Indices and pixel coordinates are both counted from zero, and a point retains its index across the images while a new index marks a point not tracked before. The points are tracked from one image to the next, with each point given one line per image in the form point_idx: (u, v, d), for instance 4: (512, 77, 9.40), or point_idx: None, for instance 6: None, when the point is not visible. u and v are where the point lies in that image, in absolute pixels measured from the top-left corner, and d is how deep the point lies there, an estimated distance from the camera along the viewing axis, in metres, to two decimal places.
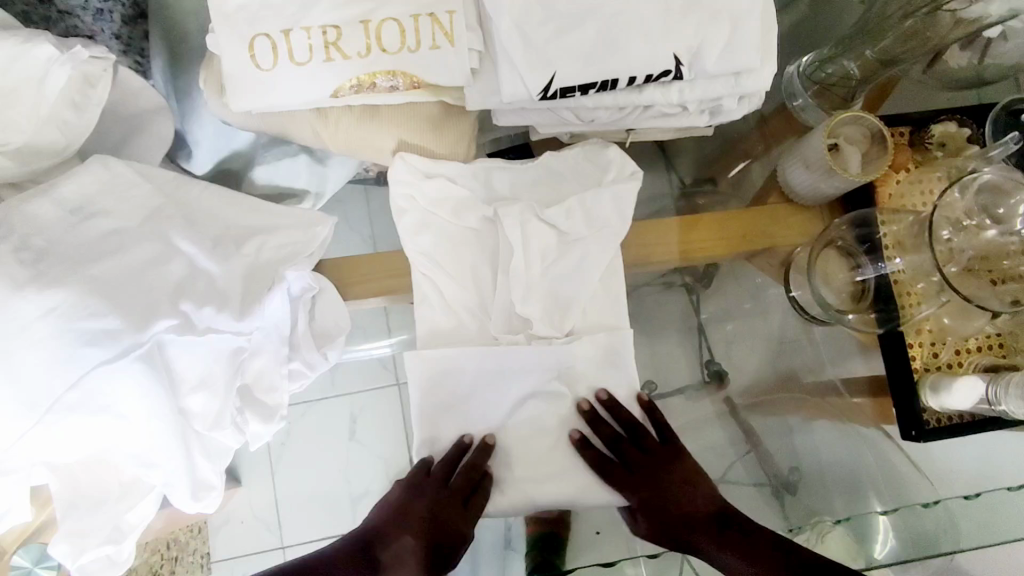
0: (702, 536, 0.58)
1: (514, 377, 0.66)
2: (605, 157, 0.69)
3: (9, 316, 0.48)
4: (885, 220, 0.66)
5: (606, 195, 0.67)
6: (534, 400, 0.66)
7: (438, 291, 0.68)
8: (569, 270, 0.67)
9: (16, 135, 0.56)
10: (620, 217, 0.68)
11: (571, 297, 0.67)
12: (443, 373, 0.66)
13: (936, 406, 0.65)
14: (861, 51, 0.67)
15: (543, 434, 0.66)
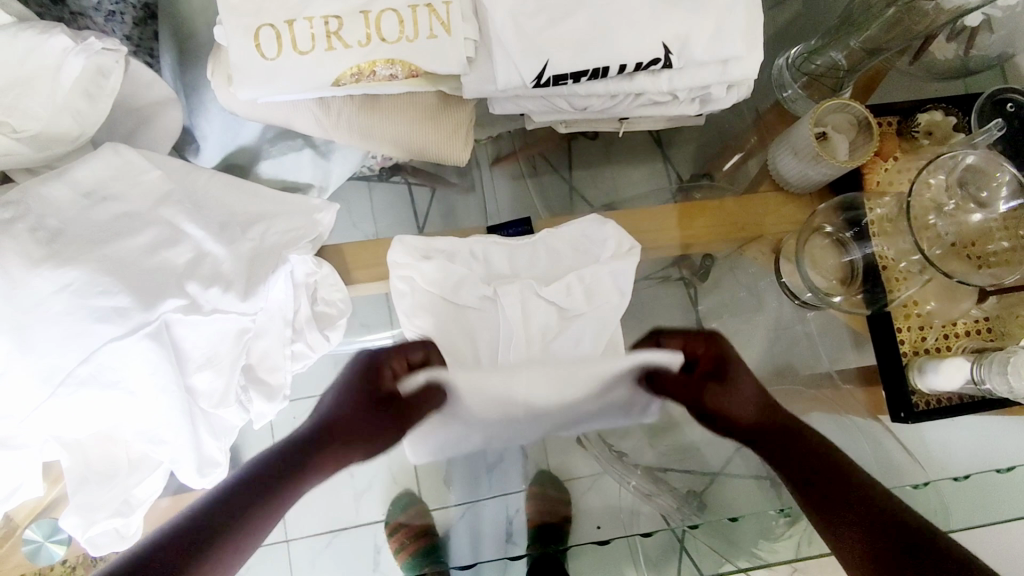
0: (780, 456, 0.57)
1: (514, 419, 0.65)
2: (602, 233, 0.74)
3: (25, 291, 0.50)
4: (872, 204, 0.68)
5: (605, 272, 0.71)
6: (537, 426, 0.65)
7: None
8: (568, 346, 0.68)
9: (33, 123, 0.59)
10: (620, 293, 0.71)
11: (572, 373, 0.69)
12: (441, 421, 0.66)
13: (924, 388, 0.67)
14: (848, 42, 0.70)
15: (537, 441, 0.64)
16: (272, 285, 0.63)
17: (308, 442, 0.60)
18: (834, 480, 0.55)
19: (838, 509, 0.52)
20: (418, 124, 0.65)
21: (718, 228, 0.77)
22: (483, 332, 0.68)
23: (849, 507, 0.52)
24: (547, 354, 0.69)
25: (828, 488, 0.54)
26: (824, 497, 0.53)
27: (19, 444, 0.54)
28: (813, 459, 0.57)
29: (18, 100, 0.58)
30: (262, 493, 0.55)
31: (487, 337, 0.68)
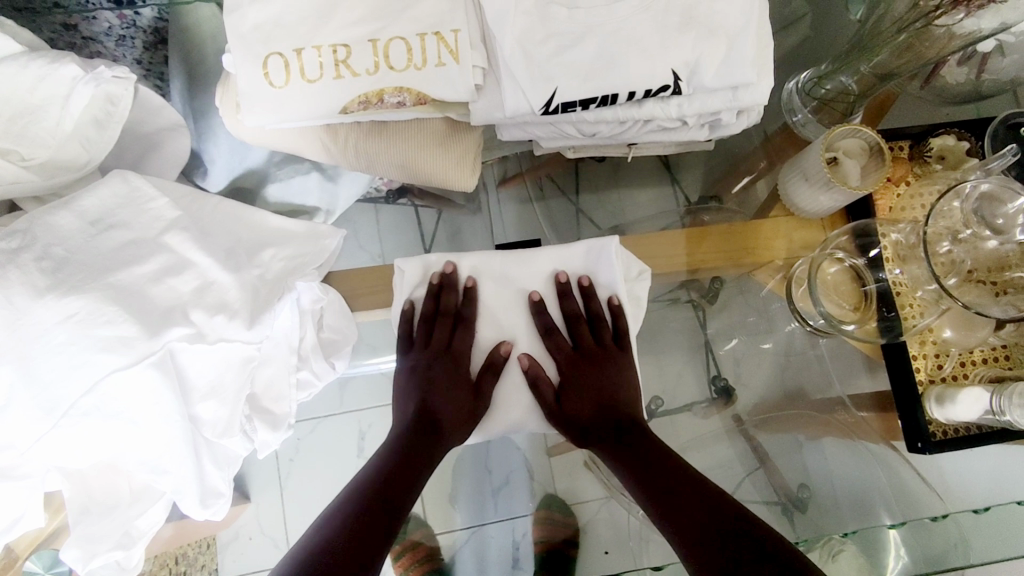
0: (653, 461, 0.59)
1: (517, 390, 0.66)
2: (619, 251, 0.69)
3: (30, 321, 0.50)
4: (885, 231, 0.67)
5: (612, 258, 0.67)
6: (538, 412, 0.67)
7: None
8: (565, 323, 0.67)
9: (41, 150, 0.59)
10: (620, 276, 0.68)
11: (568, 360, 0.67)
12: None
13: (941, 418, 0.65)
14: (857, 67, 0.69)
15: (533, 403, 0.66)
16: (278, 314, 0.64)
17: (409, 431, 0.62)
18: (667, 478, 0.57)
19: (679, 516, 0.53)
20: (425, 150, 0.65)
21: (727, 254, 0.74)
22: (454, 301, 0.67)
23: (697, 509, 0.53)
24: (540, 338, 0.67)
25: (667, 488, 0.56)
26: (664, 498, 0.55)
27: (22, 474, 0.54)
28: (660, 469, 0.58)
29: (28, 129, 0.58)
30: (364, 493, 0.55)
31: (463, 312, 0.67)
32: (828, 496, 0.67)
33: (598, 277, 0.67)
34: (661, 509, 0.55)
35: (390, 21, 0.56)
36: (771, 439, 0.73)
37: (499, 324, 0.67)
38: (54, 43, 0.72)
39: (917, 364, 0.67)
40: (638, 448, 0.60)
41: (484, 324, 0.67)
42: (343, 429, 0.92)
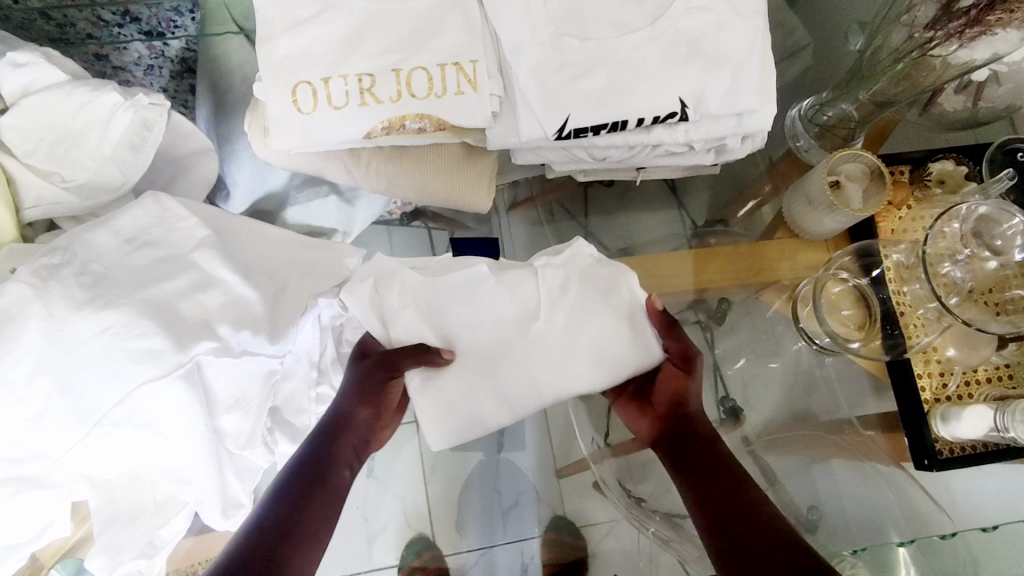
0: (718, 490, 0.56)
1: (532, 353, 0.63)
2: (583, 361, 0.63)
3: (69, 333, 0.52)
4: (887, 250, 0.69)
5: (566, 360, 0.63)
6: (527, 362, 0.63)
7: (493, 311, 0.64)
8: (518, 360, 0.63)
9: (81, 172, 0.62)
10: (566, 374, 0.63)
11: (504, 377, 0.62)
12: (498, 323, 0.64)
13: (948, 436, 0.66)
14: (856, 95, 0.71)
15: (527, 355, 0.63)
16: (299, 329, 0.66)
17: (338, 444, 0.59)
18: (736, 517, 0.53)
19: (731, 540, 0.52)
20: (443, 173, 0.68)
21: (732, 275, 0.78)
22: (497, 309, 0.64)
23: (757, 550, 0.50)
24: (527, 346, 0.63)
25: (734, 527, 0.53)
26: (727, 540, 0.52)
27: (53, 483, 0.56)
28: (725, 496, 0.55)
29: (69, 152, 0.61)
30: (290, 504, 0.53)
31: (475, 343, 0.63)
32: (839, 521, 0.66)
33: (592, 354, 0.63)
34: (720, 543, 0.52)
35: (412, 52, 0.59)
36: (780, 461, 0.71)
37: (590, 322, 0.64)
38: (85, 69, 0.77)
39: (922, 383, 0.68)
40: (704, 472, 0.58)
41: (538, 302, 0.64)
42: None
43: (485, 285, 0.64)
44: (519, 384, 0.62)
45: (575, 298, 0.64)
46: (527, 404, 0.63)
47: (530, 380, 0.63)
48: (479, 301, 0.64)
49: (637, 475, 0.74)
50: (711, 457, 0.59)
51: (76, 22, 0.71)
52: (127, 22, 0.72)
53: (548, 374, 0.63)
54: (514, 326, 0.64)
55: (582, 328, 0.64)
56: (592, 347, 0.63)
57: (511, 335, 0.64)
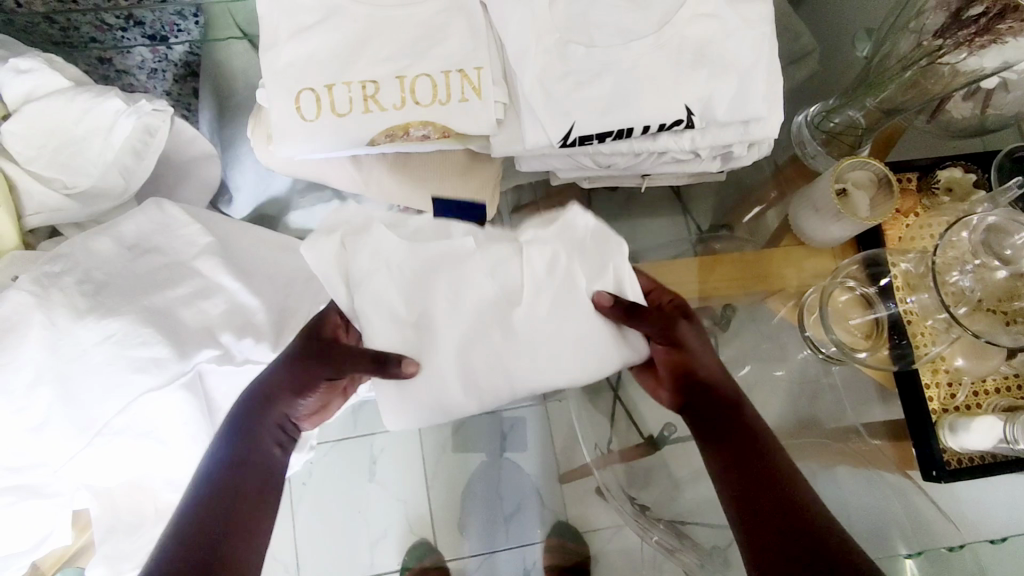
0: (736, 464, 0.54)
1: (503, 341, 0.53)
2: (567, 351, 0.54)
3: (69, 341, 0.51)
4: (895, 260, 0.67)
5: (547, 351, 0.54)
6: (495, 349, 0.53)
7: (468, 291, 0.54)
8: (490, 347, 0.53)
9: (84, 179, 0.62)
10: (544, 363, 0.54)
11: (472, 367, 0.53)
12: (476, 304, 0.54)
13: (955, 447, 0.65)
14: (863, 102, 0.70)
15: (500, 343, 0.53)
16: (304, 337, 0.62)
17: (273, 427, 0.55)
18: (761, 493, 0.51)
19: (761, 534, 0.49)
20: (447, 180, 0.68)
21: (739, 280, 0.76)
22: (469, 291, 0.54)
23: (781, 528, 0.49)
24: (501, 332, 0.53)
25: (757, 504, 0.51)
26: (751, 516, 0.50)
27: (52, 492, 0.55)
28: (751, 468, 0.53)
29: (71, 159, 0.61)
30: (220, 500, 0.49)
31: (443, 326, 0.53)
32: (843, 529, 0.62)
33: (580, 343, 0.54)
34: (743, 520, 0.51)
35: (417, 59, 0.59)
36: None
37: (572, 314, 0.53)
38: (89, 73, 0.77)
39: (930, 393, 0.67)
40: (729, 438, 0.55)
41: (517, 281, 0.54)
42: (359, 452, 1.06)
43: (468, 263, 0.54)
44: (488, 371, 0.53)
45: (561, 284, 0.54)
46: (499, 397, 0.55)
47: (502, 373, 0.54)
48: (455, 283, 0.53)
49: (639, 482, 0.74)
50: (736, 424, 0.56)
51: (80, 27, 0.70)
52: (131, 25, 0.72)
53: (523, 366, 0.53)
54: (486, 313, 0.53)
55: (575, 319, 0.53)
56: (581, 341, 0.54)
57: (484, 326, 0.53)
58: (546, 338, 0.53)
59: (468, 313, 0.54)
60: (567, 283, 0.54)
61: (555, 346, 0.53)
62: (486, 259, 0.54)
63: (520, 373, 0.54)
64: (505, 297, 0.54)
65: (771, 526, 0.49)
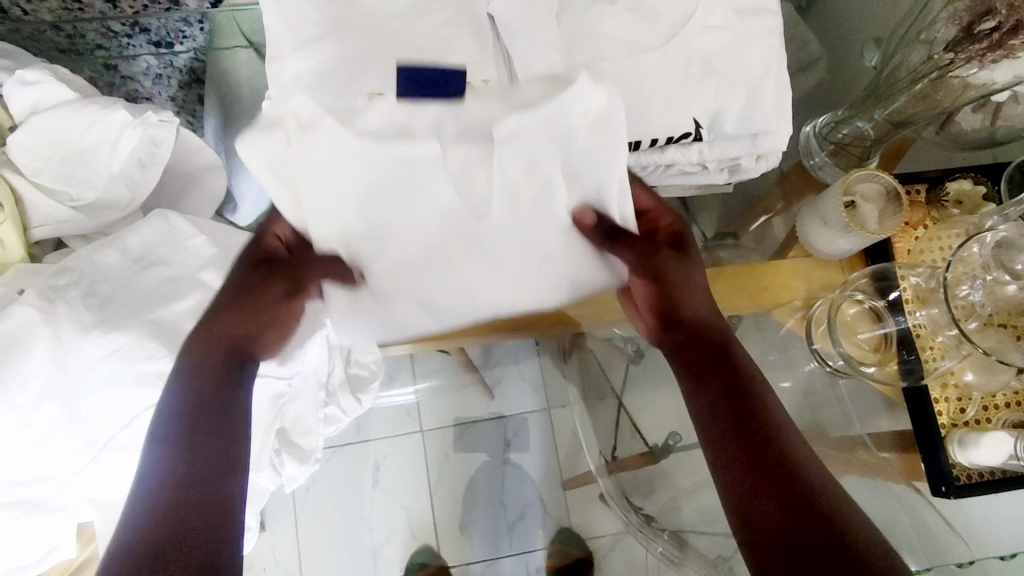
0: (725, 400, 0.53)
1: (466, 251, 0.57)
2: (543, 268, 0.58)
3: (76, 356, 0.51)
4: (903, 274, 0.68)
5: (509, 258, 0.57)
6: (459, 261, 0.57)
7: (431, 194, 0.54)
8: (452, 256, 0.57)
9: (90, 191, 0.61)
10: (505, 276, 0.58)
11: (437, 274, 0.57)
12: (443, 211, 0.55)
13: (964, 462, 0.64)
14: (872, 114, 0.70)
15: (461, 249, 0.57)
16: (307, 349, 0.62)
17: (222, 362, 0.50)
18: (750, 429, 0.51)
19: (748, 477, 0.49)
20: None
21: (747, 293, 0.73)
22: (429, 194, 0.54)
23: (772, 475, 0.49)
24: (465, 240, 0.56)
25: (749, 444, 0.50)
26: (739, 459, 0.50)
27: (58, 505, 0.55)
28: (737, 403, 0.53)
29: (77, 171, 0.61)
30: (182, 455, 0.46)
31: (406, 244, 0.55)
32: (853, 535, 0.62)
33: (544, 262, 0.58)
34: (735, 467, 0.50)
35: None
36: None
37: (531, 229, 0.56)
38: (95, 80, 0.76)
39: (939, 407, 0.66)
40: (715, 371, 0.55)
41: (478, 184, 0.54)
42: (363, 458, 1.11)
43: (423, 164, 0.52)
44: (452, 287, 0.58)
45: (533, 192, 0.55)
46: (455, 313, 0.60)
47: (460, 288, 0.59)
48: (423, 186, 0.53)
49: (638, 490, 0.74)
50: (724, 356, 0.56)
51: (86, 34, 0.70)
52: (136, 32, 0.72)
53: (470, 268, 0.58)
54: (454, 218, 0.55)
55: (535, 234, 0.56)
56: (541, 256, 0.58)
57: (455, 219, 0.55)
58: (507, 254, 0.57)
59: (427, 223, 0.55)
60: (538, 190, 0.55)
61: (511, 267, 0.58)
62: (455, 160, 0.53)
63: (478, 291, 0.59)
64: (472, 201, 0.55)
65: (762, 476, 0.49)
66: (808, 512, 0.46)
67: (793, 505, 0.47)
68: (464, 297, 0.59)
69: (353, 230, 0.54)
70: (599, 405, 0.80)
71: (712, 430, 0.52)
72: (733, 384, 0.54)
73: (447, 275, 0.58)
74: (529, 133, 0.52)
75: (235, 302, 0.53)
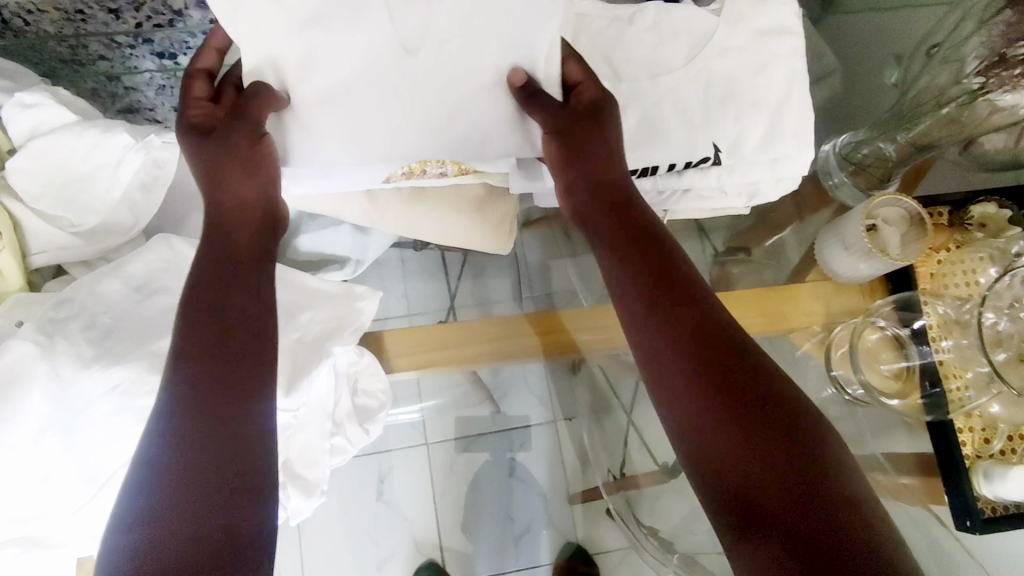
0: (669, 315, 0.47)
1: (380, 100, 0.49)
2: (475, 113, 0.51)
3: (77, 393, 0.50)
4: (928, 304, 0.67)
5: (438, 101, 0.50)
6: (372, 106, 0.50)
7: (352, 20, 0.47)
8: (369, 99, 0.49)
9: (92, 217, 0.60)
10: (428, 113, 0.50)
11: (351, 114, 0.50)
12: (358, 39, 0.48)
13: (989, 495, 0.62)
14: (895, 136, 0.67)
15: (376, 102, 0.49)
16: (315, 379, 0.62)
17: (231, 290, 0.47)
18: (708, 359, 0.45)
19: (713, 413, 0.44)
20: (462, 216, 0.66)
21: (763, 317, 0.70)
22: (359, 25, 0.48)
23: (740, 414, 0.43)
24: (389, 75, 0.49)
25: (702, 373, 0.45)
26: (700, 392, 0.44)
27: (56, 542, 0.54)
28: (687, 326, 0.46)
29: (79, 196, 0.59)
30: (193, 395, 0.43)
31: (326, 75, 0.49)
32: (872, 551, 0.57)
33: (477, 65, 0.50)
34: (696, 400, 0.44)
35: None
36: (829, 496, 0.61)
37: (464, 60, 0.49)
38: (98, 90, 0.75)
39: (964, 438, 0.65)
40: (656, 279, 0.48)
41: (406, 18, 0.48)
42: (364, 472, 1.04)
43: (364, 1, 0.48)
44: (369, 109, 0.50)
45: (468, 38, 0.49)
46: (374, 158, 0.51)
47: (382, 125, 0.50)
48: (357, 14, 0.47)
49: (646, 511, 0.72)
50: (659, 258, 0.50)
51: (89, 45, 0.68)
52: (140, 43, 0.70)
53: (408, 122, 0.50)
54: (379, 55, 0.48)
55: (467, 80, 0.50)
56: (475, 105, 0.50)
57: (373, 72, 0.49)
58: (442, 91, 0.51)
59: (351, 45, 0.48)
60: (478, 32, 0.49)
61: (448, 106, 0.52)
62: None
63: (397, 119, 0.50)
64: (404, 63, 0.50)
65: (727, 411, 0.43)
66: (828, 507, 0.40)
67: (797, 486, 0.41)
68: (385, 147, 0.51)
69: (278, 50, 0.48)
70: (606, 419, 0.78)
71: (660, 349, 0.46)
72: (675, 297, 0.48)
73: (352, 115, 0.50)
74: None
75: (229, 259, 0.49)
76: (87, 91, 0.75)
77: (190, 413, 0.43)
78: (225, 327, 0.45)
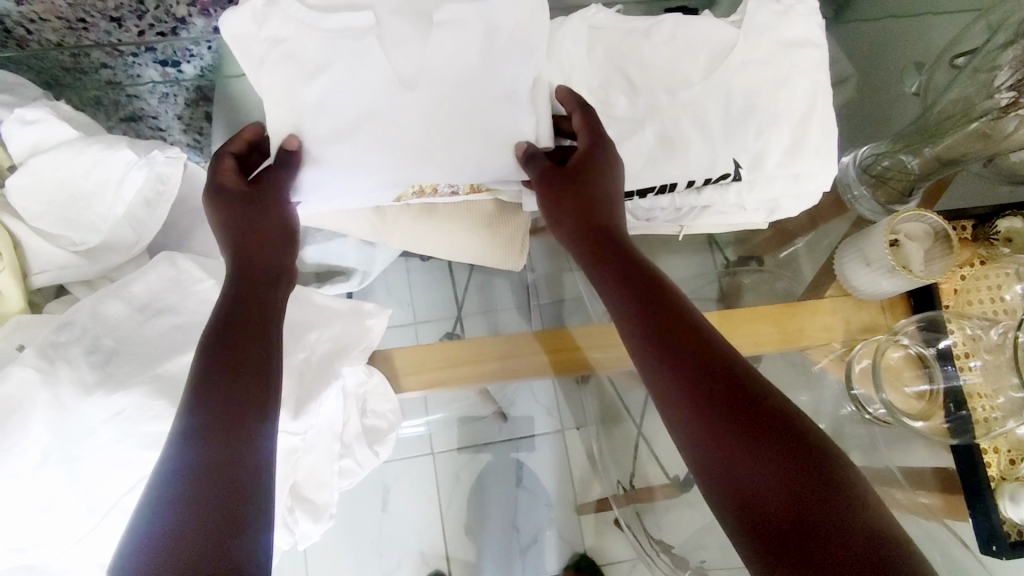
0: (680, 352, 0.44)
1: (391, 133, 0.52)
2: (475, 145, 0.53)
3: (78, 420, 0.48)
4: (953, 323, 0.64)
5: (445, 134, 0.53)
6: (381, 137, 0.52)
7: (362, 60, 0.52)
8: (379, 132, 0.52)
9: (94, 234, 0.58)
10: (436, 144, 0.53)
11: (361, 144, 0.52)
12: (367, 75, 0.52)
13: (1017, 519, 0.61)
14: (921, 150, 0.65)
15: (386, 133, 0.52)
16: (324, 401, 0.61)
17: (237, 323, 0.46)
18: (722, 395, 0.42)
19: (731, 451, 0.41)
20: (472, 232, 0.64)
21: (776, 335, 0.68)
22: (369, 65, 0.52)
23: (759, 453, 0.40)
24: (396, 108, 0.52)
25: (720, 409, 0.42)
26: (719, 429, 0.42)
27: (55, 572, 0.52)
28: (700, 360, 0.44)
29: (81, 214, 0.58)
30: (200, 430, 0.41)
31: (338, 111, 0.52)
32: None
33: (479, 100, 0.53)
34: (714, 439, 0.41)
35: None
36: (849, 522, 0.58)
37: (467, 95, 0.53)
38: (99, 98, 0.74)
39: (989, 458, 0.63)
40: (666, 314, 0.46)
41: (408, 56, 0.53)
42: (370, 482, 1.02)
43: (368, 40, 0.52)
44: (378, 139, 0.52)
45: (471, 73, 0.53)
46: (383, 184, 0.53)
47: (392, 156, 0.53)
48: (363, 55, 0.52)
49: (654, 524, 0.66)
50: (665, 293, 0.47)
51: (91, 53, 0.67)
52: (143, 51, 0.68)
53: (417, 152, 0.53)
54: (383, 91, 0.52)
55: (472, 112, 0.53)
56: (480, 133, 0.53)
57: (378, 104, 0.52)
58: (445, 115, 0.53)
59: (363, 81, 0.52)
60: (480, 68, 0.53)
61: (447, 129, 0.53)
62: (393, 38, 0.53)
63: (405, 150, 0.53)
64: (406, 88, 0.52)
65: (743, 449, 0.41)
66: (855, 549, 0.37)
67: (809, 512, 0.38)
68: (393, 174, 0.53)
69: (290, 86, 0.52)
70: (614, 426, 0.71)
71: (676, 386, 0.43)
72: (685, 332, 0.45)
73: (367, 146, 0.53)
74: (464, 25, 0.53)
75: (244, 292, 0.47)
76: (88, 100, 0.73)
77: (199, 449, 0.41)
78: (223, 348, 0.44)
